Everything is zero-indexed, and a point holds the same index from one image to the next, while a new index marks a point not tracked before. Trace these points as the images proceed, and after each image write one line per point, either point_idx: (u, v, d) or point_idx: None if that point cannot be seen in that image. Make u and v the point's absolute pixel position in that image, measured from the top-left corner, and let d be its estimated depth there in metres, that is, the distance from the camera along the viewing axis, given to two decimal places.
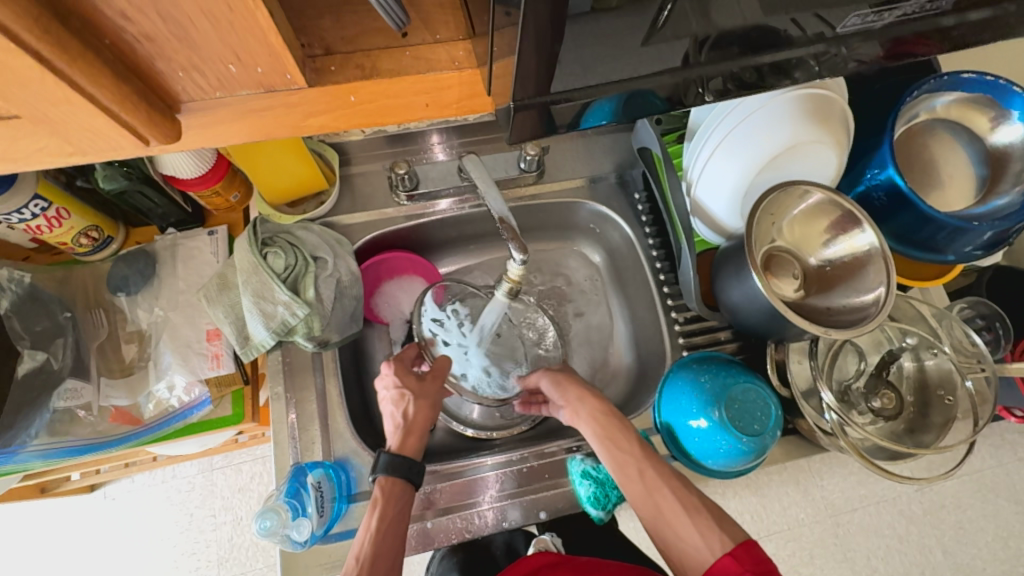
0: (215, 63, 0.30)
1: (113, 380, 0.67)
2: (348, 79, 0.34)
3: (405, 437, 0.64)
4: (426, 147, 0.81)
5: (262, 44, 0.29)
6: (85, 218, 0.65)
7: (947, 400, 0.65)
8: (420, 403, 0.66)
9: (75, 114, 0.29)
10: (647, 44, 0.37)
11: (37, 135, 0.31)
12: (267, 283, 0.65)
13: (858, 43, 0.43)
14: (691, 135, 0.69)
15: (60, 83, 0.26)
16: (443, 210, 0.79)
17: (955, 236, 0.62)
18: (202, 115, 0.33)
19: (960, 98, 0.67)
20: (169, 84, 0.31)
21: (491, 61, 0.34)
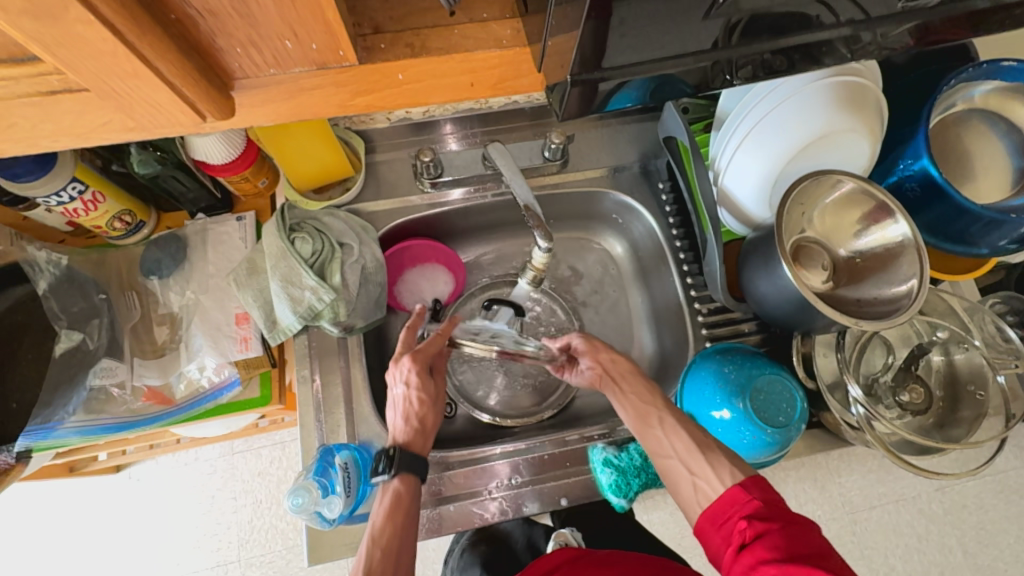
0: (272, 39, 0.30)
1: (145, 361, 0.68)
2: (396, 58, 0.34)
3: (415, 436, 0.62)
4: (446, 136, 0.82)
5: (319, 21, 0.29)
6: (120, 202, 0.66)
7: (978, 395, 0.64)
8: (429, 406, 0.64)
9: (138, 88, 0.29)
10: (706, 19, 0.36)
11: (96, 110, 0.31)
12: (294, 268, 0.67)
13: (908, 26, 0.42)
14: (720, 123, 0.69)
15: (128, 55, 0.27)
16: (458, 199, 0.80)
17: (989, 229, 0.61)
18: (254, 92, 0.34)
19: (999, 88, 0.65)
20: (226, 60, 0.31)
21: (547, 38, 0.35)
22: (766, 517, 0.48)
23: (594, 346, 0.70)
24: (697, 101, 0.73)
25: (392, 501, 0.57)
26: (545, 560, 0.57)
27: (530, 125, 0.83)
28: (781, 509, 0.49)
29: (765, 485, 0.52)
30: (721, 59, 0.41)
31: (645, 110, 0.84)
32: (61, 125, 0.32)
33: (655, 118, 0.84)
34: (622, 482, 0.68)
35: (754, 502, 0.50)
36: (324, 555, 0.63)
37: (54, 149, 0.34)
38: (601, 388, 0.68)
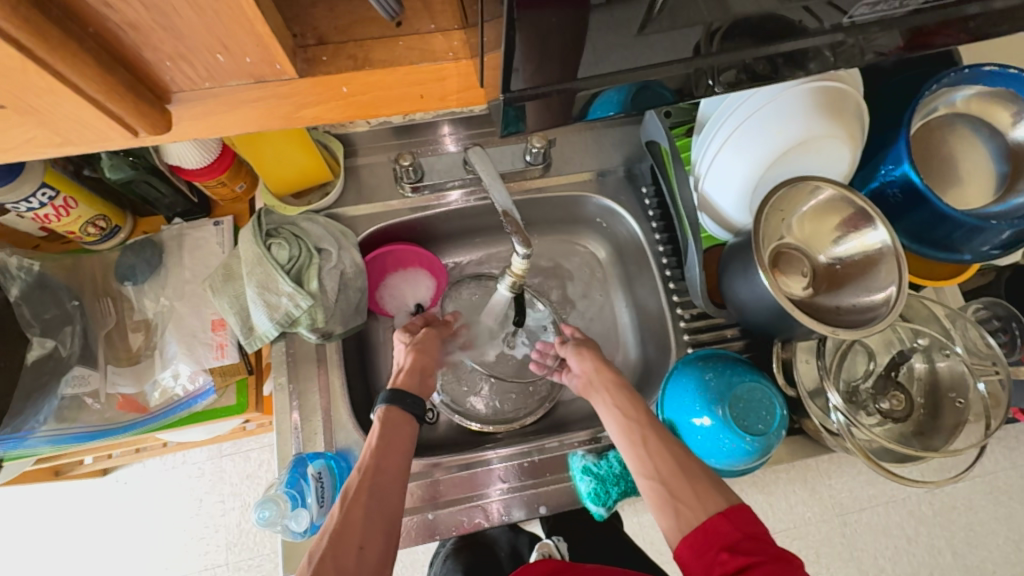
0: (202, 52, 0.30)
1: (119, 368, 0.68)
2: (339, 70, 0.33)
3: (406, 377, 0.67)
4: (430, 140, 0.81)
5: (250, 33, 0.29)
6: (93, 208, 0.66)
7: (958, 402, 0.64)
8: (421, 353, 0.70)
9: (60, 104, 0.29)
10: (642, 34, 0.35)
11: (26, 126, 0.31)
12: (271, 274, 0.66)
13: (869, 35, 0.42)
14: (701, 127, 0.68)
15: (42, 73, 0.26)
16: (456, 201, 0.79)
17: (972, 234, 0.61)
18: (192, 105, 0.33)
19: (981, 92, 0.65)
20: (160, 73, 0.31)
21: (482, 53, 0.33)
22: (750, 552, 0.48)
23: (582, 353, 0.71)
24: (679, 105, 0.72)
25: (381, 424, 0.60)
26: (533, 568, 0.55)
27: None
28: (762, 541, 0.49)
29: (747, 514, 0.52)
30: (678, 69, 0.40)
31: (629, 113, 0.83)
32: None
33: (639, 121, 0.83)
34: (601, 492, 0.68)
35: (736, 534, 0.50)
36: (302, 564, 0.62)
37: None
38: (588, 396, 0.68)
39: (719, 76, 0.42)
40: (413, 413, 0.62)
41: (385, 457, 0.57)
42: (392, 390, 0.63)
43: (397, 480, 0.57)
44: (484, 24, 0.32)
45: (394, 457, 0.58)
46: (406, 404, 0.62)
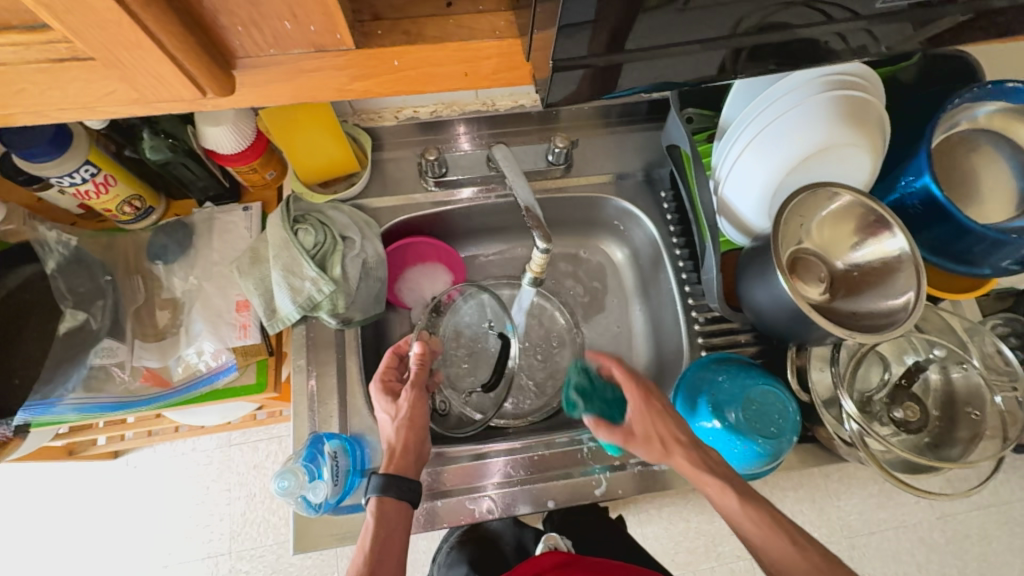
0: (272, 20, 0.32)
1: (146, 343, 0.69)
2: (391, 44, 0.35)
3: (401, 461, 0.62)
4: (462, 136, 0.82)
5: (317, 3, 0.31)
6: (130, 187, 0.68)
7: (974, 415, 0.64)
8: (413, 428, 0.64)
9: (142, 59, 0.31)
10: (687, 6, 0.34)
11: (103, 81, 0.33)
12: (297, 259, 0.68)
13: (898, 34, 0.42)
14: (722, 133, 0.69)
15: (131, 26, 0.28)
16: (470, 198, 0.81)
17: (993, 248, 0.61)
18: (253, 72, 0.35)
19: (1004, 108, 0.65)
20: (228, 40, 0.33)
21: (532, 31, 0.35)
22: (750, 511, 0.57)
23: None
24: (701, 112, 0.73)
25: (376, 518, 0.58)
26: (543, 558, 0.56)
27: (536, 128, 0.83)
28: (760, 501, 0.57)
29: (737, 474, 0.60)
30: (715, 60, 0.41)
31: (651, 119, 0.85)
32: (70, 95, 0.33)
33: (660, 127, 0.85)
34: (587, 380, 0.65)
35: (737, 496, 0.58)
36: (309, 544, 0.63)
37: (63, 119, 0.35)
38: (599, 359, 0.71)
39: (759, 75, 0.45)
40: (409, 501, 0.60)
41: (383, 551, 0.56)
42: (384, 475, 0.59)
43: None
44: (536, 5, 0.34)
45: (389, 559, 0.56)
46: (400, 492, 0.59)
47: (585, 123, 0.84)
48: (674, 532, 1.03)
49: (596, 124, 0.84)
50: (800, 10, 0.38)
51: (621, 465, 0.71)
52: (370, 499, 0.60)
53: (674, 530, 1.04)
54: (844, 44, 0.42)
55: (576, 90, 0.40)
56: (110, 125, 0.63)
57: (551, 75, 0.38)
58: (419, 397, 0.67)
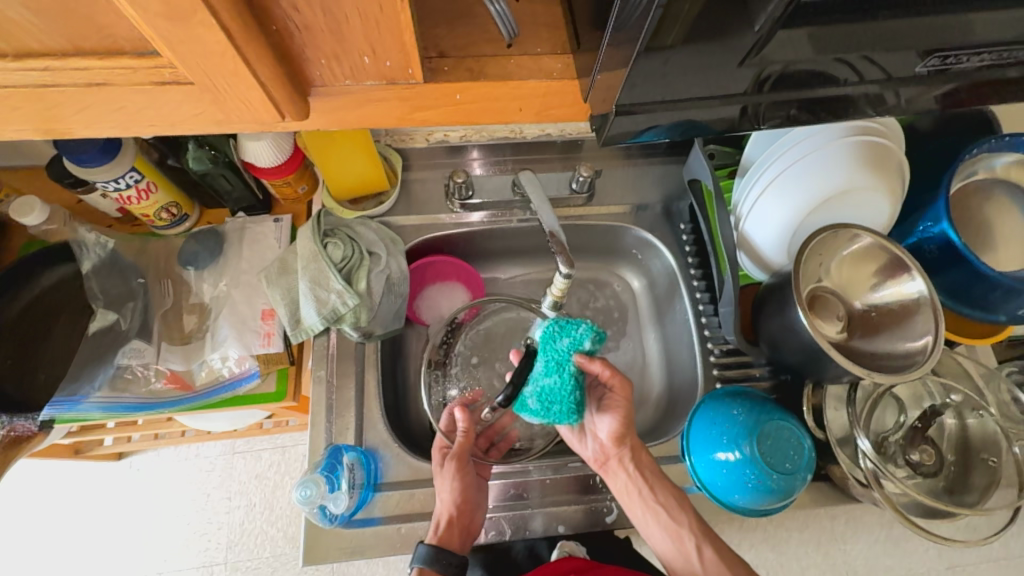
0: (353, 54, 0.35)
1: (172, 346, 0.71)
2: (458, 79, 0.39)
3: (448, 534, 0.63)
4: (470, 162, 0.85)
5: (397, 41, 0.34)
6: (168, 194, 0.71)
7: (990, 461, 0.63)
8: (462, 498, 0.65)
9: (235, 84, 0.33)
10: (744, 66, 0.38)
11: (192, 101, 0.35)
12: (324, 272, 0.70)
13: (927, 94, 0.44)
14: (744, 171, 0.71)
15: (234, 56, 0.31)
16: (475, 222, 0.83)
17: (1008, 296, 0.62)
18: (328, 99, 0.39)
19: (1021, 161, 0.67)
20: (310, 70, 0.36)
21: (597, 72, 0.39)
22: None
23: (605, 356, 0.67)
24: (724, 149, 0.76)
25: None
26: (552, 568, 0.56)
27: (560, 157, 0.86)
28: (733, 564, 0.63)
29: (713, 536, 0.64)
30: (752, 106, 0.43)
31: (672, 153, 0.87)
32: (160, 112, 0.36)
33: (681, 161, 0.87)
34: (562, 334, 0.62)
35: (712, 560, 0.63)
36: (319, 556, 0.63)
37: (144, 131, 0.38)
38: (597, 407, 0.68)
39: (779, 120, 0.45)
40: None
41: None
42: (430, 548, 0.61)
43: None
44: (605, 50, 0.37)
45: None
46: (444, 566, 0.60)
47: (608, 154, 0.86)
48: None
49: (618, 155, 0.87)
50: (831, 64, 0.40)
51: None
52: (414, 568, 0.61)
53: None
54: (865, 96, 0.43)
55: (615, 125, 0.42)
56: (159, 137, 0.67)
57: (612, 117, 0.41)
58: (464, 465, 0.67)
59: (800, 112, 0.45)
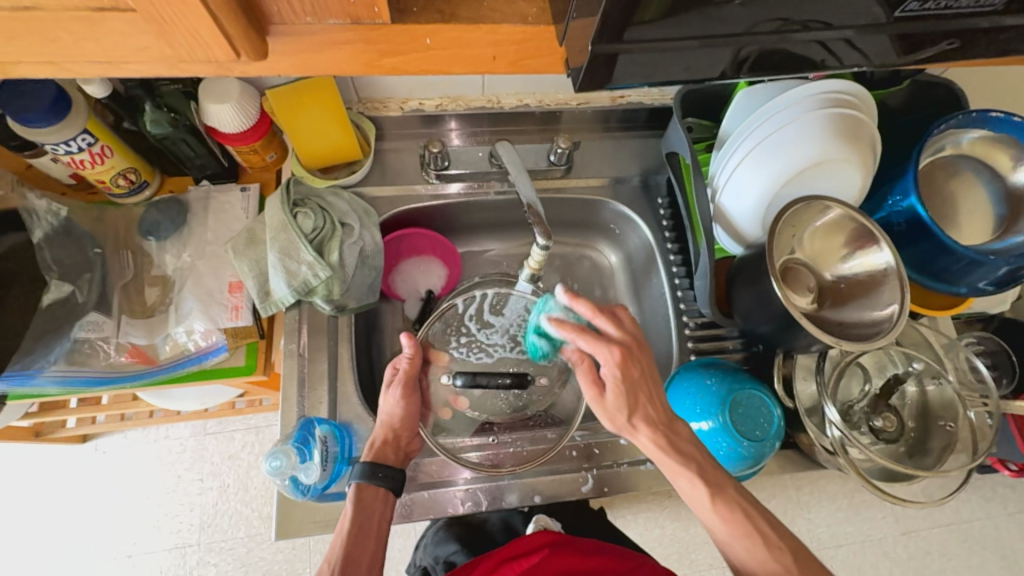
0: None
1: (133, 320, 0.68)
2: (427, 22, 0.39)
3: (380, 450, 0.64)
4: (452, 132, 0.83)
5: None
6: (126, 160, 0.67)
7: (948, 427, 0.66)
8: (400, 421, 0.65)
9: (182, 11, 0.32)
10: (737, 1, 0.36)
11: (138, 32, 0.34)
12: (294, 242, 0.67)
13: (910, 49, 0.43)
14: (721, 143, 0.71)
15: None
16: (460, 193, 0.81)
17: (970, 268, 0.64)
18: (286, 39, 0.38)
19: (985, 136, 0.68)
20: (267, 6, 0.36)
21: (574, 16, 0.38)
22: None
23: (606, 322, 0.61)
24: (701, 122, 0.76)
25: (355, 504, 0.60)
26: (529, 539, 0.56)
27: (539, 129, 0.84)
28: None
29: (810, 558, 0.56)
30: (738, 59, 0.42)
31: (651, 127, 0.87)
32: (102, 43, 0.34)
33: (659, 135, 0.87)
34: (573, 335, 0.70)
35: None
36: (292, 530, 0.63)
37: (88, 61, 0.35)
38: (626, 401, 0.59)
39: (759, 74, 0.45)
40: (390, 489, 0.62)
41: (360, 537, 0.58)
42: (365, 464, 0.61)
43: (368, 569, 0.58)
44: None
45: (366, 544, 0.58)
46: (377, 479, 0.61)
47: (588, 127, 0.85)
48: (648, 538, 1.07)
49: (597, 128, 0.86)
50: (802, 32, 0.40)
51: (609, 464, 0.72)
52: (351, 484, 0.62)
53: (649, 536, 1.07)
54: (829, 52, 0.43)
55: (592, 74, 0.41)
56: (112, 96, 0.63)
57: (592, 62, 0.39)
58: (409, 393, 0.67)
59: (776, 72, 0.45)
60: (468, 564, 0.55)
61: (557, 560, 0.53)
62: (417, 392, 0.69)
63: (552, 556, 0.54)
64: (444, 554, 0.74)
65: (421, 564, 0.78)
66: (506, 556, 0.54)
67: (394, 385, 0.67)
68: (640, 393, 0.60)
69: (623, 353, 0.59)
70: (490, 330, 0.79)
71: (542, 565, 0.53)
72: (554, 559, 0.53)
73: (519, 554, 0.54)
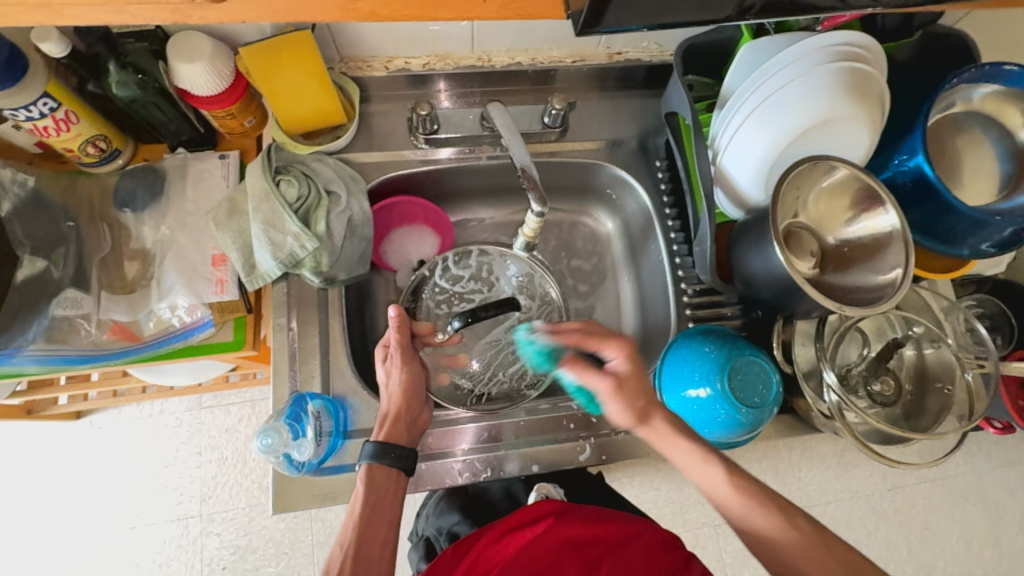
0: None
1: (113, 295, 0.65)
2: None
3: (393, 428, 0.62)
4: (440, 93, 0.79)
5: None
6: (94, 126, 0.63)
7: (945, 390, 0.67)
8: (405, 392, 0.65)
9: None
10: None
11: None
12: (279, 213, 0.64)
13: None
14: (723, 102, 0.68)
15: None
16: (446, 158, 0.78)
17: (975, 229, 0.62)
18: None
19: (999, 91, 0.65)
20: None
21: None
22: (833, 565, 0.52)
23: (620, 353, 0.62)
24: (702, 79, 0.73)
25: (367, 486, 0.59)
26: (533, 508, 0.56)
27: (532, 89, 0.80)
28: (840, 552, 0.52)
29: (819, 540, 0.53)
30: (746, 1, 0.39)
31: (650, 85, 0.83)
32: None
33: (658, 94, 0.83)
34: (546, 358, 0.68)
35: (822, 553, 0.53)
36: (290, 504, 0.62)
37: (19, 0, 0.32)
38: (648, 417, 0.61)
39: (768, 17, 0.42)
40: (401, 469, 0.61)
41: (372, 520, 0.57)
42: (377, 442, 0.60)
43: (382, 555, 0.57)
44: None
45: (379, 528, 0.58)
46: (392, 459, 0.60)
47: (583, 86, 0.81)
48: (644, 499, 1.09)
49: (593, 87, 0.82)
50: None
51: (607, 432, 0.72)
52: (363, 465, 0.61)
53: (644, 497, 1.09)
54: None
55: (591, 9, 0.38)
56: (72, 55, 0.58)
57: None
58: (409, 359, 0.67)
59: (783, 15, 0.42)
60: (475, 534, 0.55)
61: (558, 530, 0.53)
62: (417, 359, 0.69)
63: (552, 526, 0.53)
64: (448, 525, 0.74)
65: (424, 534, 0.78)
66: (510, 526, 0.54)
67: (393, 358, 0.67)
68: (643, 400, 0.61)
69: (619, 380, 0.61)
70: (462, 281, 0.81)
71: (546, 536, 0.53)
72: (555, 530, 0.53)
73: (524, 524, 0.54)
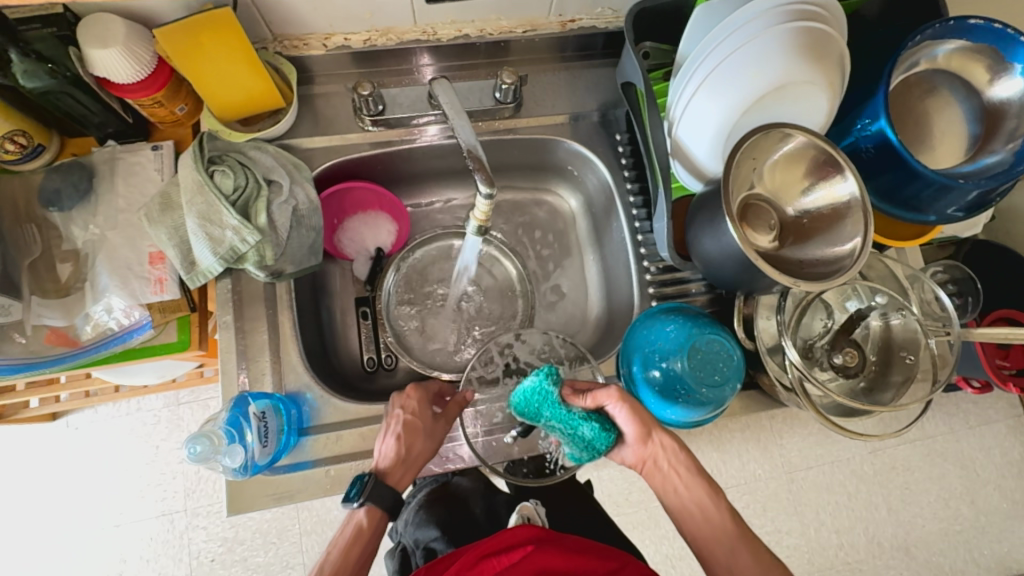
0: None
1: (46, 300, 0.63)
2: None
3: (405, 471, 0.60)
4: (423, 68, 0.75)
5: None
6: (8, 121, 0.59)
7: (908, 359, 0.66)
8: (431, 447, 0.62)
9: None
10: None
11: None
12: (214, 205, 0.61)
13: None
14: (677, 69, 0.65)
15: None
16: (432, 135, 0.75)
17: (939, 194, 0.60)
18: None
19: (964, 47, 0.63)
20: None
21: None
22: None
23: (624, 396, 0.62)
24: (659, 46, 0.70)
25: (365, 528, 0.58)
26: (512, 533, 0.51)
27: (485, 63, 0.77)
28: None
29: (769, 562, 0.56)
30: None
31: (609, 54, 0.79)
32: None
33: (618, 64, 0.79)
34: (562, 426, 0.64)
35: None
36: (245, 506, 0.61)
37: None
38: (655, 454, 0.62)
39: None
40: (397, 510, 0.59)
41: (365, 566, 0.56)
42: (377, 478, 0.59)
43: None
44: None
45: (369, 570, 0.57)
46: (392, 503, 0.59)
47: (538, 58, 0.77)
48: None
49: (550, 58, 0.78)
50: None
51: None
52: (361, 506, 0.58)
53: None
54: None
55: None
56: None
57: None
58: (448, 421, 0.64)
59: None
60: (449, 557, 0.51)
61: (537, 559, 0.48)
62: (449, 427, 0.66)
63: (530, 553, 0.48)
64: (425, 539, 0.73)
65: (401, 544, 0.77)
66: (487, 550, 0.49)
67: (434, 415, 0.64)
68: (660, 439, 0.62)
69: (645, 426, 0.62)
70: (427, 282, 0.81)
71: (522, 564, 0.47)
72: (535, 560, 0.48)
73: (499, 550, 0.49)
